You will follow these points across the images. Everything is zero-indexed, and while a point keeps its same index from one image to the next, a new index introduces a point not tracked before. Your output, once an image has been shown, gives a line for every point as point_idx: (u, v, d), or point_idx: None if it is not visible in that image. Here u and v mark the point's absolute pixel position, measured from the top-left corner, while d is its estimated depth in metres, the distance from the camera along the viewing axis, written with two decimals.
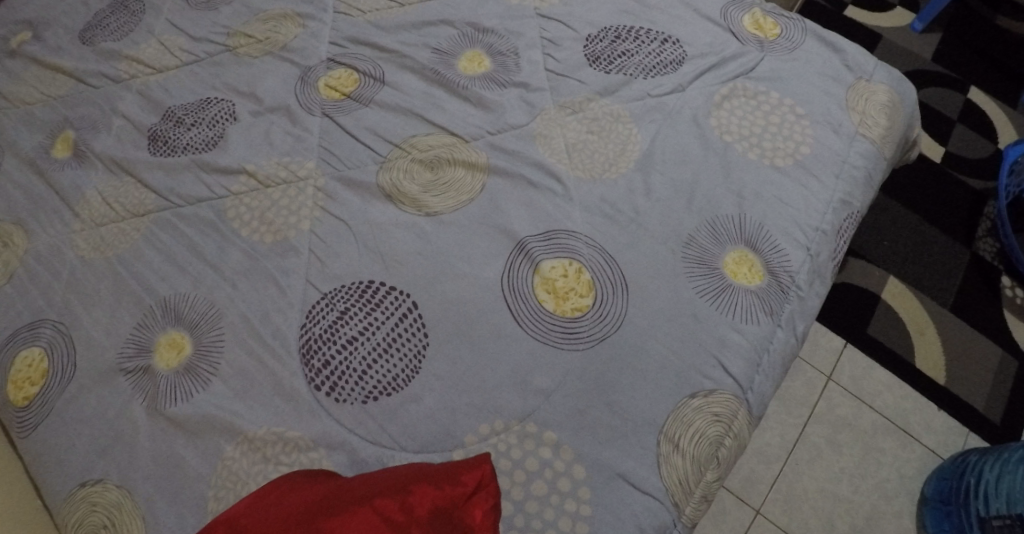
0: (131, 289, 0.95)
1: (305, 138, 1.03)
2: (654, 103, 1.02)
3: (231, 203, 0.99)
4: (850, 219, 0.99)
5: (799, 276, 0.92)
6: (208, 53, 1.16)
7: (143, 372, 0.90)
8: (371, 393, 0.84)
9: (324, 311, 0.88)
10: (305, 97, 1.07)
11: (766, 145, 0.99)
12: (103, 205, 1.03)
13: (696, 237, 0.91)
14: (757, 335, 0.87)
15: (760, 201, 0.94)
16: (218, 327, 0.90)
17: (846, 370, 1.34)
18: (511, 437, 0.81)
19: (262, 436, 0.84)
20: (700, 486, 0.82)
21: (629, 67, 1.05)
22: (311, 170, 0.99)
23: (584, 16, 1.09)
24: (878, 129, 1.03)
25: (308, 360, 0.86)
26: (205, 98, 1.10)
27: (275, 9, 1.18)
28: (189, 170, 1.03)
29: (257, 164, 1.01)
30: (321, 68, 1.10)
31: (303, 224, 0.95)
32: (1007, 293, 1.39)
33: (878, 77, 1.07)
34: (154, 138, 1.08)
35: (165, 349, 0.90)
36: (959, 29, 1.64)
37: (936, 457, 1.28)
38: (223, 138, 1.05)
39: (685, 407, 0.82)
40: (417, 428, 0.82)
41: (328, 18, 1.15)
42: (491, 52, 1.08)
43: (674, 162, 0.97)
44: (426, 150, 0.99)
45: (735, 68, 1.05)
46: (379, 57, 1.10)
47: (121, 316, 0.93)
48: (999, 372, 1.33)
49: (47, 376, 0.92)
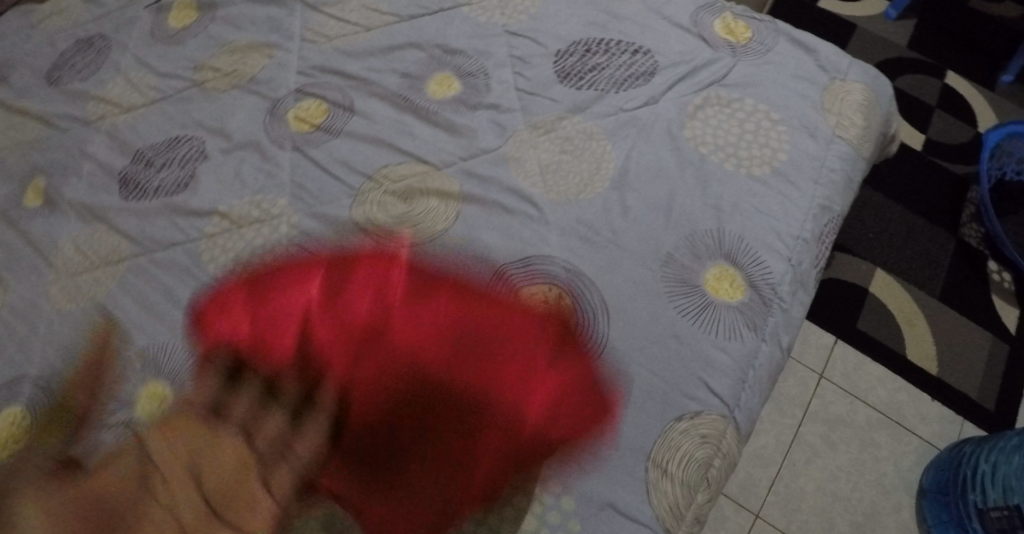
0: (110, 341, 0.94)
1: (276, 174, 1.02)
2: (627, 118, 1.00)
3: (206, 246, 0.98)
4: (830, 223, 0.97)
5: (781, 287, 0.90)
6: (175, 88, 1.14)
7: (126, 425, 0.90)
8: (356, 435, 0.84)
9: (306, 354, 0.89)
10: (275, 131, 1.05)
11: (743, 154, 0.97)
12: (77, 255, 1.02)
13: (674, 255, 0.90)
14: (740, 351, 0.86)
15: (738, 213, 0.93)
16: (198, 376, 0.90)
17: (837, 367, 1.31)
18: (499, 472, 0.81)
19: None
20: (692, 509, 0.81)
21: (599, 82, 1.03)
22: (284, 207, 0.99)
23: (553, 31, 1.08)
24: (855, 129, 1.01)
25: (292, 405, 0.86)
26: (175, 137, 1.09)
27: (241, 40, 1.16)
28: (162, 214, 1.02)
29: (230, 204, 1.00)
30: (290, 100, 1.08)
31: (278, 264, 0.95)
32: (994, 278, 1.37)
33: (853, 76, 1.05)
34: (124, 182, 1.06)
35: (146, 401, 0.90)
36: (933, 13, 1.63)
37: (932, 448, 1.25)
38: (194, 178, 1.04)
39: (672, 431, 0.82)
40: (403, 468, 0.82)
41: (294, 46, 1.13)
42: (460, 73, 1.06)
43: (650, 178, 0.95)
44: (397, 181, 0.99)
45: (708, 76, 1.03)
46: (347, 86, 1.08)
47: (101, 369, 0.93)
48: (991, 358, 1.31)
49: (30, 434, 0.91)
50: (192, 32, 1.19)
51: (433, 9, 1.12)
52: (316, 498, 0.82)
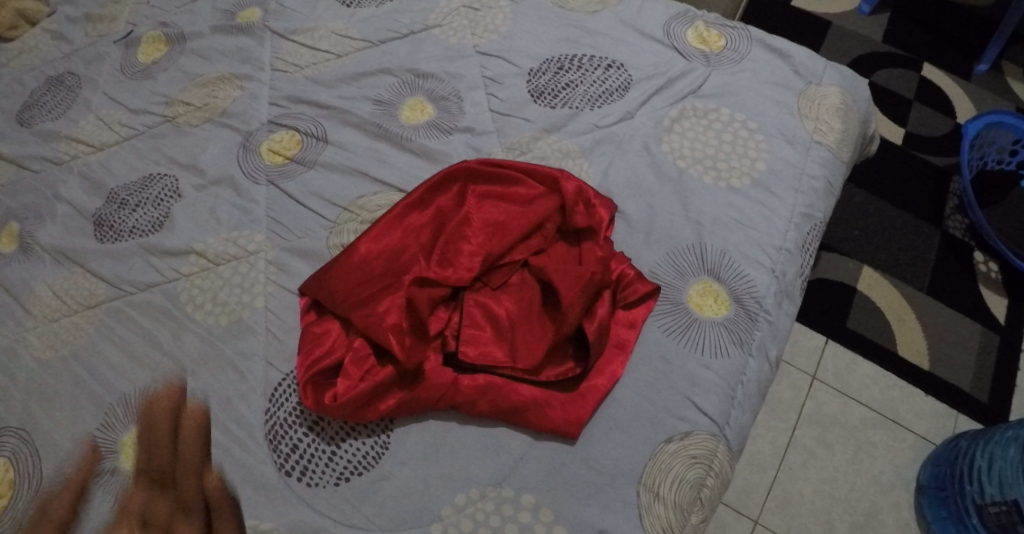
0: (91, 388, 0.93)
1: (251, 209, 1.01)
2: (603, 135, 1.00)
3: (183, 286, 0.97)
4: (813, 230, 0.96)
5: (766, 300, 0.89)
6: (147, 125, 1.13)
7: (111, 474, 0.88)
8: (342, 474, 0.83)
9: (287, 393, 0.87)
10: (249, 165, 1.05)
11: (721, 166, 0.96)
12: (54, 300, 1.00)
13: (657, 272, 0.90)
14: (728, 368, 0.85)
15: (719, 227, 0.92)
16: (182, 422, 0.89)
17: (829, 368, 1.29)
18: (487, 504, 0.79)
19: (236, 531, 0.82)
20: (686, 531, 0.79)
21: (574, 99, 1.03)
22: (261, 242, 0.98)
23: (525, 49, 1.07)
24: (834, 134, 1.00)
25: (276, 446, 0.85)
26: (148, 175, 1.07)
27: (212, 73, 1.15)
28: (137, 255, 1.00)
29: (206, 242, 0.99)
30: (263, 132, 1.07)
31: (257, 301, 0.94)
32: (981, 269, 1.36)
33: (829, 79, 1.03)
34: (99, 223, 1.05)
35: (130, 448, 0.88)
36: (906, 7, 1.63)
37: (929, 443, 1.22)
38: (169, 217, 1.03)
39: (662, 453, 0.81)
40: (393, 505, 0.81)
41: (265, 77, 1.12)
42: (433, 97, 1.06)
43: (629, 196, 0.95)
44: (374, 211, 0.98)
45: (682, 87, 1.02)
46: (320, 115, 1.07)
47: (82, 417, 0.91)
48: (982, 350, 1.30)
49: (13, 487, 0.90)
50: (163, 66, 1.18)
51: (403, 33, 1.11)
52: None
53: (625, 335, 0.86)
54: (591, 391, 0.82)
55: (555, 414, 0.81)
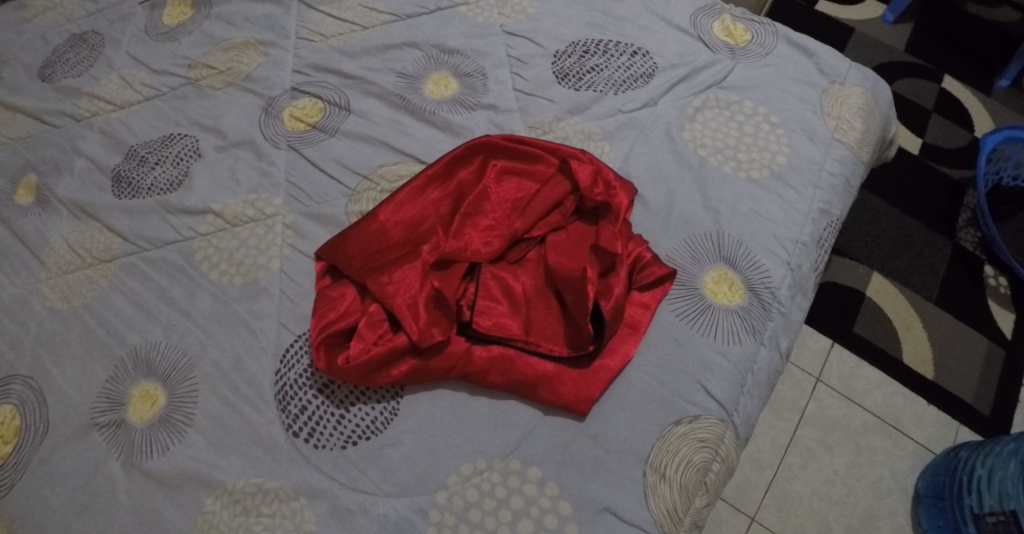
0: (101, 340, 0.93)
1: (271, 173, 1.01)
2: (625, 119, 1.00)
3: (199, 245, 0.97)
4: (829, 227, 0.95)
5: (780, 291, 0.89)
6: (169, 85, 1.12)
7: (117, 426, 0.88)
8: (350, 437, 0.83)
9: (299, 355, 0.88)
10: (270, 130, 1.05)
11: (742, 157, 0.96)
12: (69, 253, 1.00)
13: (673, 257, 0.90)
14: (739, 356, 0.85)
15: (737, 216, 0.92)
16: (190, 378, 0.89)
17: (834, 371, 1.29)
18: (493, 475, 0.80)
19: (241, 488, 0.83)
20: (689, 514, 0.80)
21: (598, 83, 1.03)
22: (279, 206, 0.98)
23: (552, 31, 1.07)
24: (855, 133, 1.00)
25: (285, 406, 0.85)
26: (168, 135, 1.07)
27: (237, 38, 1.15)
28: (154, 212, 1.00)
29: (223, 203, 0.99)
30: (285, 98, 1.07)
31: (272, 263, 0.94)
32: (990, 282, 1.35)
33: (852, 80, 1.03)
34: (117, 180, 1.05)
35: (137, 401, 0.88)
36: (929, 18, 1.63)
37: (929, 452, 1.22)
38: (187, 176, 1.03)
39: (670, 435, 0.81)
40: (399, 470, 0.81)
41: (290, 45, 1.12)
42: (457, 73, 1.06)
43: (648, 181, 0.95)
44: (394, 181, 0.98)
45: (707, 78, 1.02)
46: (343, 85, 1.07)
47: (92, 368, 0.91)
48: (986, 362, 1.29)
49: (19, 433, 0.90)
50: (187, 29, 1.18)
51: (430, 9, 1.11)
52: (310, 502, 0.81)
53: (638, 317, 0.85)
54: (603, 370, 0.82)
55: (566, 389, 0.81)
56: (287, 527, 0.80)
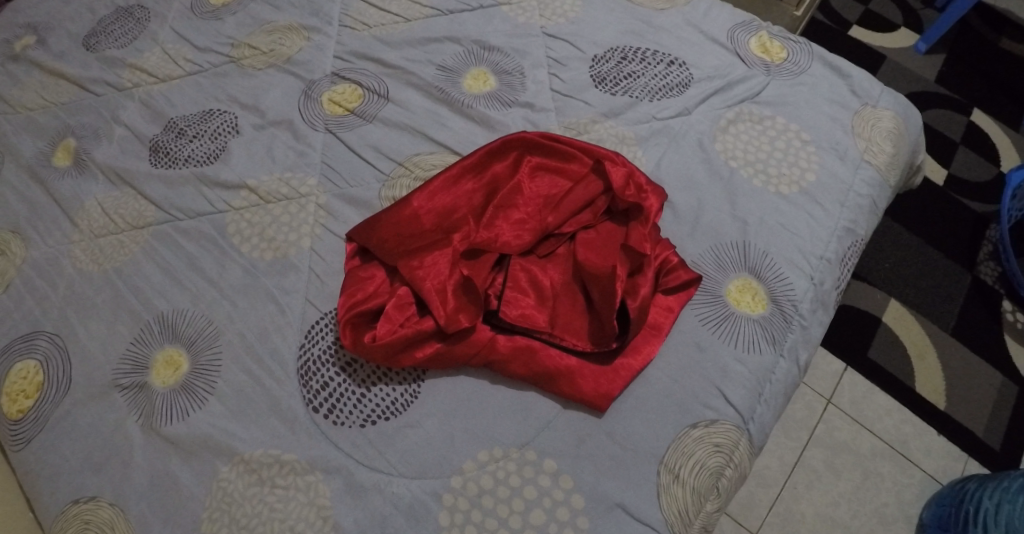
0: (128, 304, 0.94)
1: (307, 154, 1.03)
2: (659, 126, 1.01)
3: (231, 218, 0.99)
4: (854, 246, 0.96)
5: (802, 304, 0.90)
6: (211, 63, 1.14)
7: (140, 388, 0.89)
8: (369, 417, 0.84)
9: (324, 332, 0.88)
10: (309, 112, 1.06)
11: (772, 172, 0.96)
12: (103, 217, 1.01)
13: (699, 263, 0.91)
14: (759, 365, 0.86)
15: (764, 228, 0.93)
16: (214, 346, 0.90)
17: (846, 394, 1.29)
18: (509, 464, 0.81)
19: (258, 458, 0.84)
20: (700, 517, 0.80)
21: (634, 89, 1.03)
22: (313, 187, 1.00)
23: (591, 36, 1.08)
24: (884, 156, 0.99)
25: (307, 381, 0.86)
26: (207, 110, 1.09)
27: (281, 21, 1.16)
28: (189, 184, 1.02)
29: (258, 179, 1.01)
30: (325, 83, 1.08)
31: (303, 242, 0.95)
32: (1008, 318, 1.35)
33: (885, 104, 1.03)
34: (155, 149, 1.07)
35: (160, 366, 0.90)
36: (962, 52, 1.65)
37: (936, 482, 1.22)
38: (224, 152, 1.04)
39: (685, 438, 0.82)
40: (415, 453, 0.82)
41: (333, 31, 1.14)
42: (496, 70, 1.07)
43: (679, 187, 0.96)
44: (428, 169, 1.00)
45: (741, 92, 1.02)
46: (383, 73, 1.09)
47: (119, 331, 0.93)
48: (1000, 398, 1.29)
49: (42, 388, 0.92)
50: (232, 10, 1.19)
51: (472, 6, 1.13)
52: (324, 477, 0.82)
53: (661, 319, 0.86)
54: (624, 368, 0.83)
55: (586, 384, 0.82)
56: (301, 500, 0.82)
